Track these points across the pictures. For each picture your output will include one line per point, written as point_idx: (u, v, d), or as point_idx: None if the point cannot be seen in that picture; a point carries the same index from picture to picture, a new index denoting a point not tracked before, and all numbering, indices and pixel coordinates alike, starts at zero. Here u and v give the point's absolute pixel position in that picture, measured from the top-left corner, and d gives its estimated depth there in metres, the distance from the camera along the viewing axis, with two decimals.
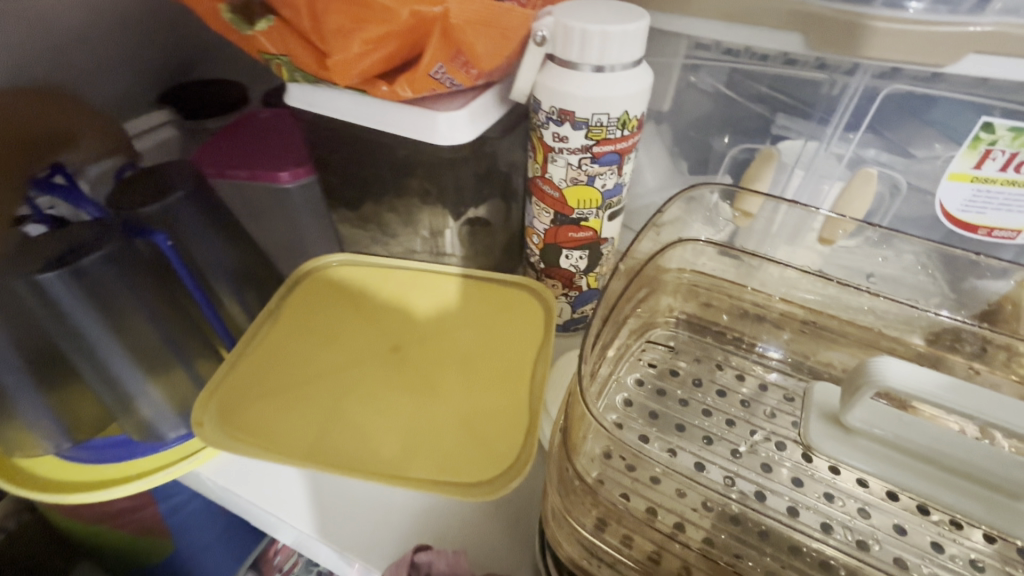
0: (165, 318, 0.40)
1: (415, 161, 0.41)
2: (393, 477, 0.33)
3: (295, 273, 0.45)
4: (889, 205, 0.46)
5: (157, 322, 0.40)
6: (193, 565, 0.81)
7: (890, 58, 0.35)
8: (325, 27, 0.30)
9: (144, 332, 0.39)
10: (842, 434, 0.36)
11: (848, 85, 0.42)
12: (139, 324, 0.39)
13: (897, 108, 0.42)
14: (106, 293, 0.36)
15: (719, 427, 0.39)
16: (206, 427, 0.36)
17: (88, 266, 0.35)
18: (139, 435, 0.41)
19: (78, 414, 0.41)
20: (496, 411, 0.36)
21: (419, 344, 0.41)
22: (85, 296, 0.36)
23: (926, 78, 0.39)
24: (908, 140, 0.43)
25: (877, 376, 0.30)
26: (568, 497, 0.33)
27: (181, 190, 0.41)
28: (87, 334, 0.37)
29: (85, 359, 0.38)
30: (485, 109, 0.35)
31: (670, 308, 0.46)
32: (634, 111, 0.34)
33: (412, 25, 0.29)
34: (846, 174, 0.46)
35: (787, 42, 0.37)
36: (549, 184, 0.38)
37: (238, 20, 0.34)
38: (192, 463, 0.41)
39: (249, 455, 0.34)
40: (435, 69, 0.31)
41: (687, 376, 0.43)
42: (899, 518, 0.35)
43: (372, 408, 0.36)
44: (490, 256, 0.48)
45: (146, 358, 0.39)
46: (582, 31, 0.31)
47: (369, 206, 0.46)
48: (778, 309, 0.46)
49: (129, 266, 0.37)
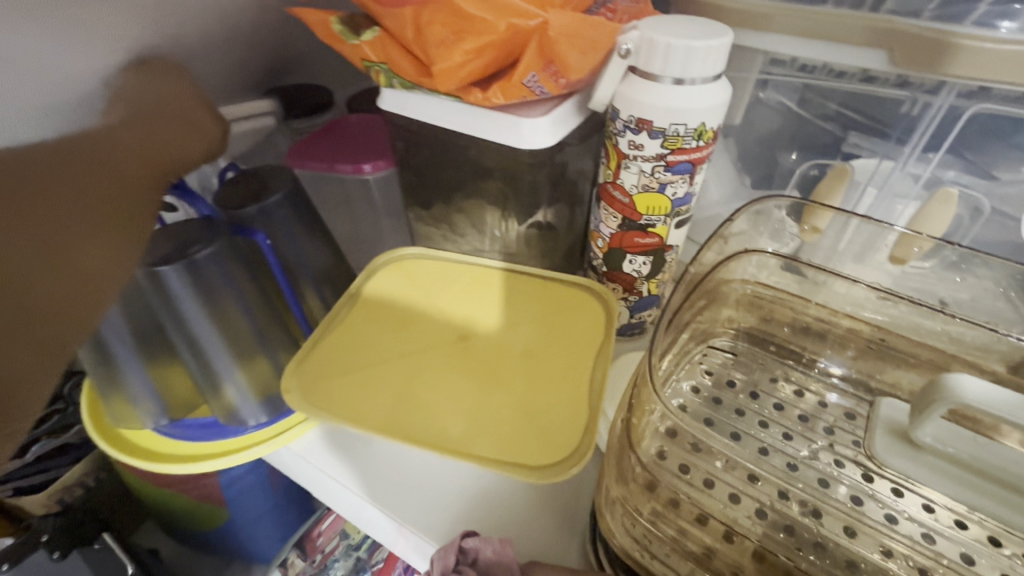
0: (255, 309, 0.44)
1: (492, 164, 0.44)
2: (461, 453, 0.35)
3: (372, 263, 0.48)
4: (970, 224, 0.45)
5: (250, 309, 0.44)
6: (245, 532, 0.91)
7: (979, 76, 0.35)
8: (429, 38, 0.33)
9: (237, 320, 0.43)
10: (910, 449, 0.37)
11: (933, 105, 0.41)
12: (234, 313, 0.43)
13: (984, 129, 0.41)
14: (211, 282, 0.40)
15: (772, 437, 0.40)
16: (292, 393, 0.39)
17: (201, 259, 0.39)
18: (224, 417, 0.46)
19: (173, 389, 0.46)
20: (557, 402, 0.38)
21: (485, 335, 0.43)
22: (192, 286, 0.39)
23: (1017, 98, 0.38)
24: (991, 163, 0.42)
25: (951, 392, 0.30)
26: (626, 487, 0.33)
27: (279, 194, 0.45)
28: (189, 318, 0.41)
29: (184, 340, 0.42)
30: (565, 117, 0.38)
31: (730, 319, 0.46)
32: (711, 123, 0.35)
33: (508, 37, 0.32)
34: (923, 195, 0.45)
35: (870, 60, 0.38)
36: (619, 190, 0.39)
37: (347, 31, 0.38)
38: (270, 446, 0.45)
39: (330, 421, 0.37)
40: (528, 77, 0.33)
41: (744, 387, 0.43)
42: (967, 547, 0.33)
43: (441, 389, 0.39)
44: (553, 258, 0.51)
45: (238, 344, 0.43)
46: (666, 45, 0.33)
47: (442, 205, 0.49)
48: (842, 326, 0.45)
49: (232, 259, 0.41)
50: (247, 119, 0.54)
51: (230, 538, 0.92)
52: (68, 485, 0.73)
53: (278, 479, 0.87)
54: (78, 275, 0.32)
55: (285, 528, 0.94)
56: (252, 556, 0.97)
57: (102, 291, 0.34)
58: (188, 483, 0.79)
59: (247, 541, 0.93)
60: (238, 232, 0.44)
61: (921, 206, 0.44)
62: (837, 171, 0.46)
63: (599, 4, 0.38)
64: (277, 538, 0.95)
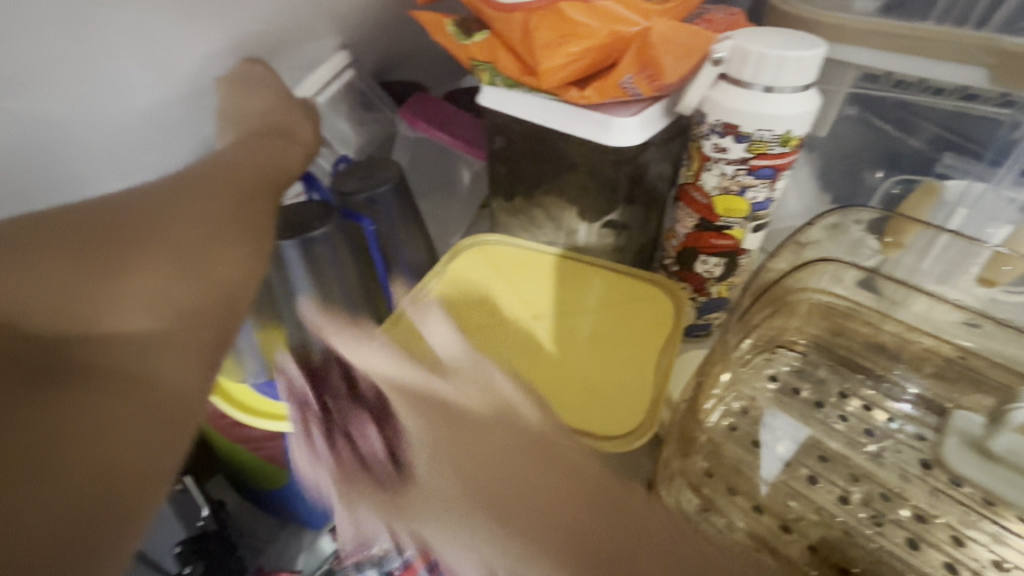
0: (350, 285, 0.49)
1: (579, 161, 0.47)
2: None
3: (457, 243, 0.52)
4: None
5: (346, 286, 0.49)
6: (301, 496, 0.98)
7: None
8: (536, 41, 0.37)
9: (334, 293, 0.48)
10: (980, 459, 0.39)
11: None
12: (333, 287, 0.48)
13: None
14: (317, 258, 0.46)
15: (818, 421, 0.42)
16: None
17: (315, 238, 0.45)
18: None
19: None
20: (623, 384, 0.41)
21: (558, 317, 0.46)
22: (303, 262, 0.45)
23: None
24: None
25: None
26: (686, 463, 0.35)
27: (388, 183, 0.50)
28: (296, 286, 0.46)
29: (288, 305, 0.47)
30: (652, 119, 0.40)
31: (799, 329, 0.46)
32: (797, 130, 0.37)
33: (610, 41, 0.36)
34: (1017, 218, 0.44)
35: (970, 77, 0.38)
36: (698, 192, 0.41)
37: (459, 32, 0.42)
38: None
39: None
40: (624, 79, 0.37)
41: (809, 395, 0.43)
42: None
43: (517, 361, 0.43)
44: (623, 256, 0.53)
45: None
46: (759, 55, 0.35)
47: (524, 198, 0.53)
48: (919, 344, 0.44)
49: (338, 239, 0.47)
50: (331, 83, 0.55)
51: (288, 500, 0.99)
52: None
53: None
54: (215, 281, 0.34)
55: (336, 499, 1.01)
56: (304, 520, 1.04)
57: (226, 303, 0.34)
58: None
59: (302, 505, 1.00)
60: (347, 216, 0.50)
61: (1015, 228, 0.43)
62: (926, 187, 0.46)
63: (696, 15, 0.41)
64: (328, 507, 1.01)
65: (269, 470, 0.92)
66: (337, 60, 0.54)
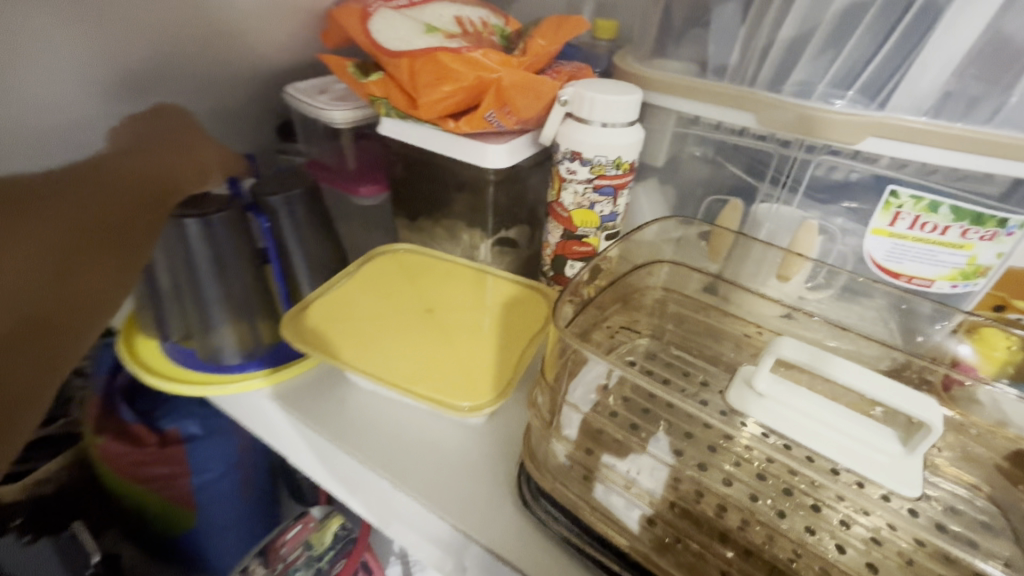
0: (254, 294, 0.51)
1: (466, 179, 0.55)
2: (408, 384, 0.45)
3: (374, 249, 0.59)
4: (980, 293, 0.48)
5: (243, 283, 0.50)
6: (207, 542, 0.92)
7: (814, 135, 0.45)
8: (419, 81, 0.45)
9: (234, 291, 0.50)
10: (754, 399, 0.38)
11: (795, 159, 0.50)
12: (228, 284, 0.50)
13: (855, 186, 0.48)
14: (220, 249, 0.48)
15: (886, 386, 0.33)
16: (293, 329, 0.49)
17: (215, 221, 0.47)
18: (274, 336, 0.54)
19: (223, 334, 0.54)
20: (494, 361, 0.48)
21: (449, 309, 0.53)
22: (202, 240, 0.46)
23: (863, 157, 0.46)
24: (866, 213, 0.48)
25: (775, 345, 0.36)
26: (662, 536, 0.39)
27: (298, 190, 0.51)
28: (202, 283, 0.48)
29: (193, 296, 0.50)
30: (520, 147, 0.49)
31: (649, 322, 0.54)
32: (627, 157, 0.47)
33: (476, 84, 0.44)
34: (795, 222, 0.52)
35: (745, 120, 0.48)
36: (561, 207, 0.50)
37: (359, 73, 0.50)
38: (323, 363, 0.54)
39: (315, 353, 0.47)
40: (489, 114, 0.46)
41: (683, 547, 0.38)
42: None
43: (404, 341, 0.49)
44: (515, 265, 0.61)
45: (235, 306, 0.51)
46: (591, 98, 0.44)
47: (425, 220, 0.61)
48: (743, 332, 0.53)
49: (235, 231, 0.48)
50: (358, 112, 0.56)
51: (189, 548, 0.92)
52: (41, 478, 0.80)
53: (249, 486, 0.90)
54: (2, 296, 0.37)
55: (248, 541, 0.96)
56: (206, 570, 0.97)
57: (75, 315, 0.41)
58: (163, 483, 0.82)
59: (207, 552, 0.93)
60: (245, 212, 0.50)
61: (793, 233, 0.52)
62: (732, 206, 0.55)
63: (551, 67, 0.51)
64: (239, 550, 0.96)
65: (172, 516, 0.87)
66: (343, 113, 0.55)
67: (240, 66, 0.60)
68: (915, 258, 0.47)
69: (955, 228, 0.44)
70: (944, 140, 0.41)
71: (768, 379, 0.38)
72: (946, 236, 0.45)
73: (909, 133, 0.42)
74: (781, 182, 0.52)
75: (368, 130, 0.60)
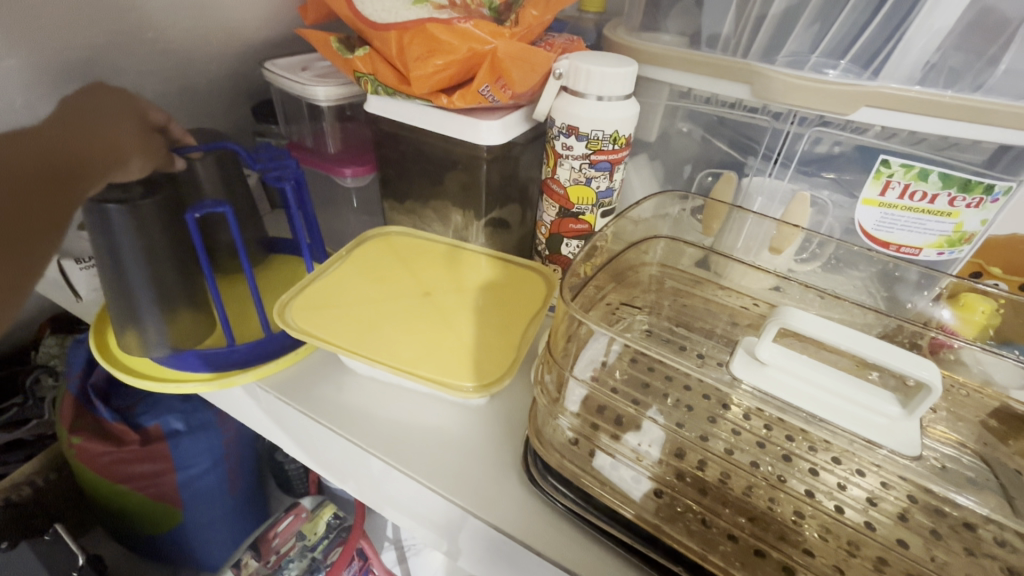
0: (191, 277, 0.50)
1: (456, 157, 0.53)
2: (410, 369, 0.44)
3: (364, 234, 0.58)
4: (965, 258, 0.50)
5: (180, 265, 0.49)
6: (194, 538, 0.90)
7: (809, 107, 0.45)
8: (408, 55, 0.43)
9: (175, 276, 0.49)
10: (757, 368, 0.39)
11: (785, 132, 0.50)
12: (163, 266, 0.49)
13: (846, 156, 0.49)
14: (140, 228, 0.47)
15: (886, 349, 0.34)
16: (286, 318, 0.48)
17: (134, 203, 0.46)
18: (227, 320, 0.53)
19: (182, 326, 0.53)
20: (489, 340, 0.47)
21: (445, 291, 0.52)
22: (120, 222, 0.46)
23: (855, 128, 0.47)
24: (855, 183, 0.49)
25: (781, 315, 0.36)
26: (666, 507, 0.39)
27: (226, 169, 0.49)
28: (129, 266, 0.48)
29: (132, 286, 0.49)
30: (514, 123, 0.48)
31: (646, 297, 0.54)
32: (624, 130, 0.46)
33: (468, 56, 0.43)
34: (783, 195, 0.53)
35: (738, 92, 0.48)
36: (556, 184, 0.50)
37: (343, 48, 0.48)
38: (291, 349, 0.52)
39: (311, 340, 0.46)
40: (483, 88, 0.44)
41: (693, 515, 0.39)
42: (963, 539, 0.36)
43: (402, 325, 0.48)
44: (508, 246, 0.60)
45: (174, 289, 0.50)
46: (587, 70, 0.44)
47: (414, 202, 0.59)
48: (737, 304, 0.54)
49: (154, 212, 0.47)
50: (342, 89, 0.54)
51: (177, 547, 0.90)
52: (15, 483, 0.78)
53: (237, 478, 0.89)
54: None
55: (239, 535, 0.94)
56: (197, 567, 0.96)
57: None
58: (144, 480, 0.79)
59: (196, 548, 0.91)
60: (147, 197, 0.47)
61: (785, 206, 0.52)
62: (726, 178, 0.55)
63: (542, 40, 0.50)
64: (230, 543, 0.94)
65: (156, 514, 0.85)
66: (327, 91, 0.52)
67: (214, 43, 0.58)
68: (904, 227, 0.49)
69: (942, 195, 0.46)
70: (939, 109, 0.41)
71: (771, 347, 0.38)
72: (935, 204, 0.46)
73: (902, 101, 0.42)
74: (773, 157, 0.52)
75: (352, 110, 0.58)
